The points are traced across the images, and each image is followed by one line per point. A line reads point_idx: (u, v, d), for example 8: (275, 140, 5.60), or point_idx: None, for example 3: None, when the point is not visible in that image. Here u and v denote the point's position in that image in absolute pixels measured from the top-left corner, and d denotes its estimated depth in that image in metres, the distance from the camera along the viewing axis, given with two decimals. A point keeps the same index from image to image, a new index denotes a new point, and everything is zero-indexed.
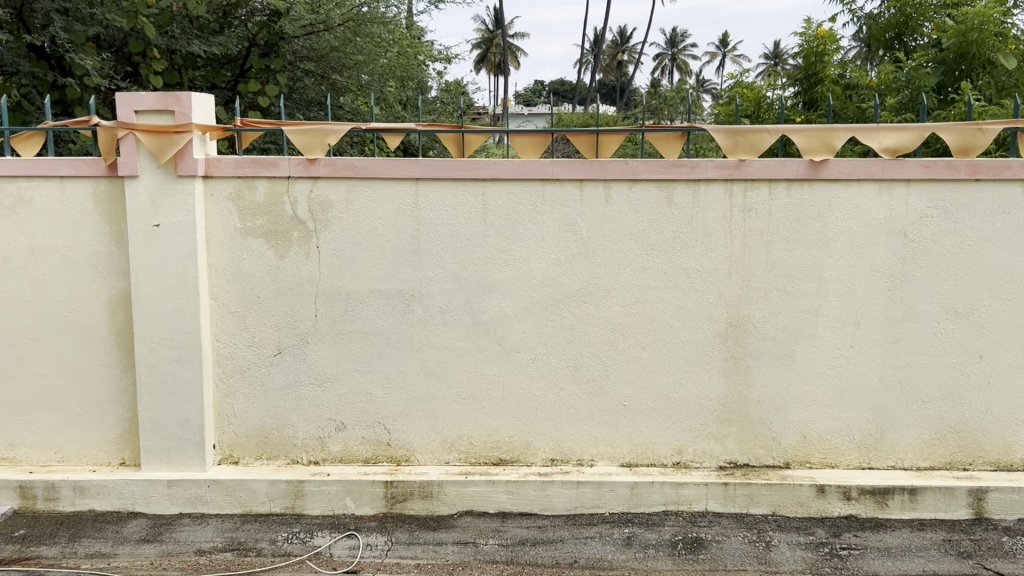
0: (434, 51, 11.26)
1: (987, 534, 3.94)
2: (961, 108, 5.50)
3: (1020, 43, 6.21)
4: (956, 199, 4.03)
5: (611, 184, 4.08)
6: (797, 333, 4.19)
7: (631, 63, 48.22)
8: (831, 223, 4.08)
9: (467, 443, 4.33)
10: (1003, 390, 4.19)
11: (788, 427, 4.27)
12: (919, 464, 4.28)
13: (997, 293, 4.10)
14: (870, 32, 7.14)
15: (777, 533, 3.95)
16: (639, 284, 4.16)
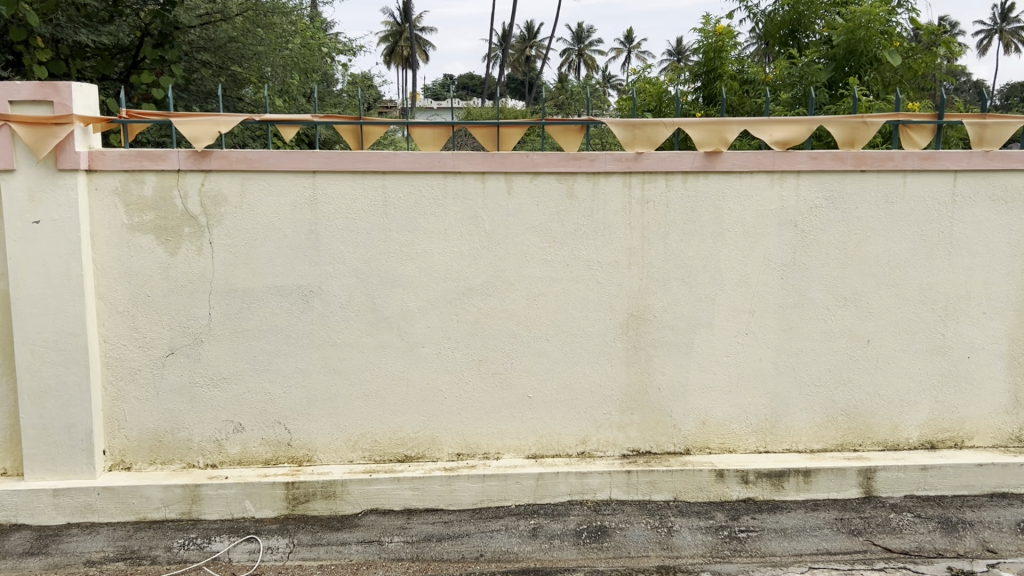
0: (338, 44, 11.10)
1: (876, 512, 4.11)
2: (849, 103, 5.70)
3: (904, 40, 6.46)
4: (843, 189, 4.18)
5: (512, 177, 4.08)
6: (695, 322, 4.27)
7: (538, 58, 48.47)
8: (726, 214, 4.17)
9: (371, 440, 4.27)
10: (888, 372, 4.38)
11: (688, 414, 4.35)
12: (812, 446, 4.43)
13: (882, 280, 4.28)
14: (766, 28, 7.31)
15: (679, 518, 4.03)
16: (541, 277, 4.17)
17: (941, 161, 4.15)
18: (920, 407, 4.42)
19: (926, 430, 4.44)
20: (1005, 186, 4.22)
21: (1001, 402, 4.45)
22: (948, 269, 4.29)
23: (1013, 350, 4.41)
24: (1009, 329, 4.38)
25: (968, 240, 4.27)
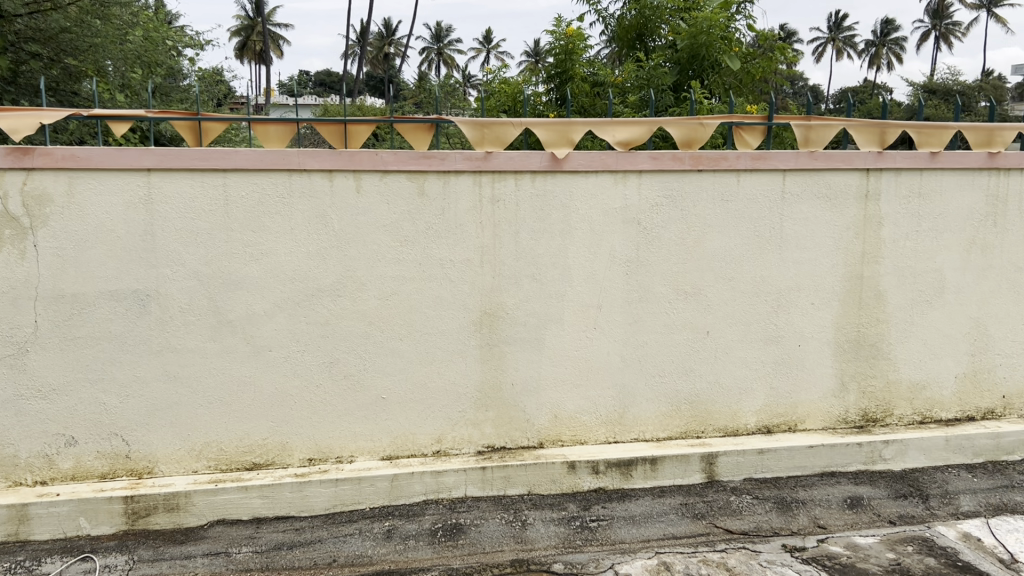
0: (185, 37, 10.64)
1: (718, 495, 4.31)
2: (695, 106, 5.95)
3: (742, 45, 6.78)
4: (683, 188, 4.35)
5: (360, 175, 4.02)
6: (546, 318, 4.35)
7: (396, 55, 48.07)
8: (573, 213, 4.27)
9: (216, 449, 4.12)
10: (727, 362, 4.60)
11: (540, 409, 4.43)
12: (659, 435, 4.59)
13: (720, 275, 4.49)
14: (614, 32, 7.49)
15: (532, 511, 4.09)
16: (391, 276, 4.14)
17: (771, 161, 4.40)
18: (756, 394, 4.67)
19: (762, 415, 4.71)
20: (828, 184, 4.52)
21: (829, 387, 4.77)
22: (779, 263, 4.54)
23: (839, 339, 4.73)
24: (835, 318, 4.69)
25: (797, 236, 4.54)
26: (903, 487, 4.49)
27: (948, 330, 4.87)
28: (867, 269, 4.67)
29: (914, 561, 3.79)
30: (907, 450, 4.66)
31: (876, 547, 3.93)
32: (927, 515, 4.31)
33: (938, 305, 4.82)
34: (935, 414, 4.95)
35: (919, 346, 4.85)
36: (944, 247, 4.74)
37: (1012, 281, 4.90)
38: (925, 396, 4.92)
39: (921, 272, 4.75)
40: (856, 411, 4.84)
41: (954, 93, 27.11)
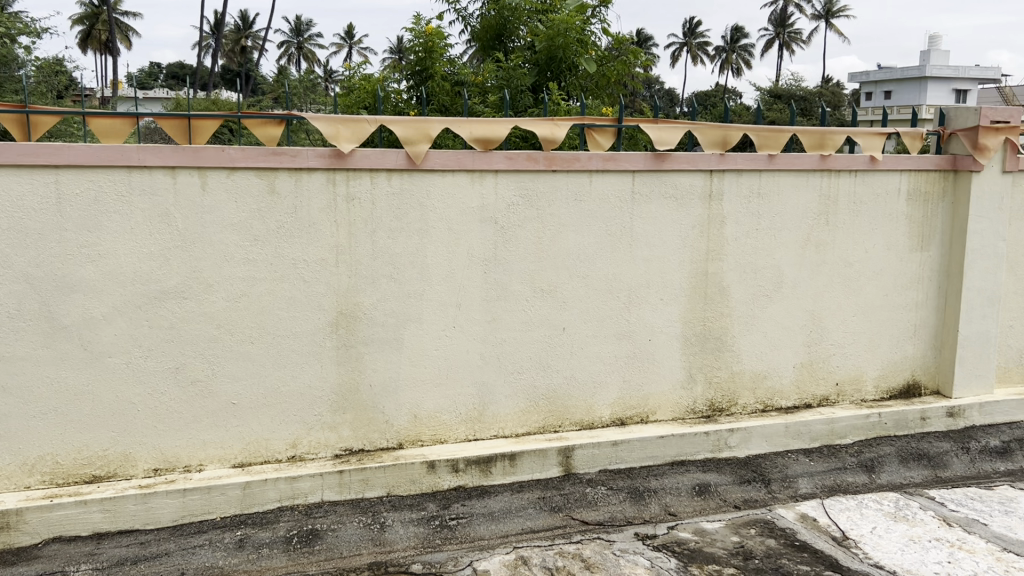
0: (20, 23, 9.95)
1: (574, 488, 4.38)
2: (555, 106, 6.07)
3: (597, 49, 6.96)
4: (537, 188, 4.42)
5: (206, 171, 3.87)
6: (403, 318, 4.32)
7: (253, 49, 46.61)
8: (430, 211, 4.26)
9: (51, 462, 3.88)
10: (583, 357, 4.70)
11: (399, 409, 4.39)
12: (517, 431, 4.65)
13: (574, 272, 4.59)
14: (473, 32, 7.50)
15: (391, 513, 4.04)
16: (241, 277, 4.01)
17: (621, 162, 4.54)
18: (610, 388, 4.81)
19: (616, 408, 4.84)
20: (675, 184, 4.71)
21: (678, 379, 4.95)
22: (631, 260, 4.69)
23: (687, 332, 4.93)
24: (683, 314, 4.88)
25: (647, 234, 4.70)
26: (747, 473, 4.72)
27: (786, 323, 5.15)
28: (712, 266, 4.88)
29: (756, 543, 4.01)
30: (751, 437, 4.91)
31: (722, 531, 4.14)
32: (769, 498, 4.60)
33: (777, 299, 5.09)
34: (775, 403, 5.23)
35: (761, 338, 5.11)
36: (781, 244, 5.02)
37: (843, 276, 5.24)
38: (766, 385, 5.19)
39: (761, 268, 5.01)
40: (703, 401, 5.05)
41: (796, 98, 28.71)
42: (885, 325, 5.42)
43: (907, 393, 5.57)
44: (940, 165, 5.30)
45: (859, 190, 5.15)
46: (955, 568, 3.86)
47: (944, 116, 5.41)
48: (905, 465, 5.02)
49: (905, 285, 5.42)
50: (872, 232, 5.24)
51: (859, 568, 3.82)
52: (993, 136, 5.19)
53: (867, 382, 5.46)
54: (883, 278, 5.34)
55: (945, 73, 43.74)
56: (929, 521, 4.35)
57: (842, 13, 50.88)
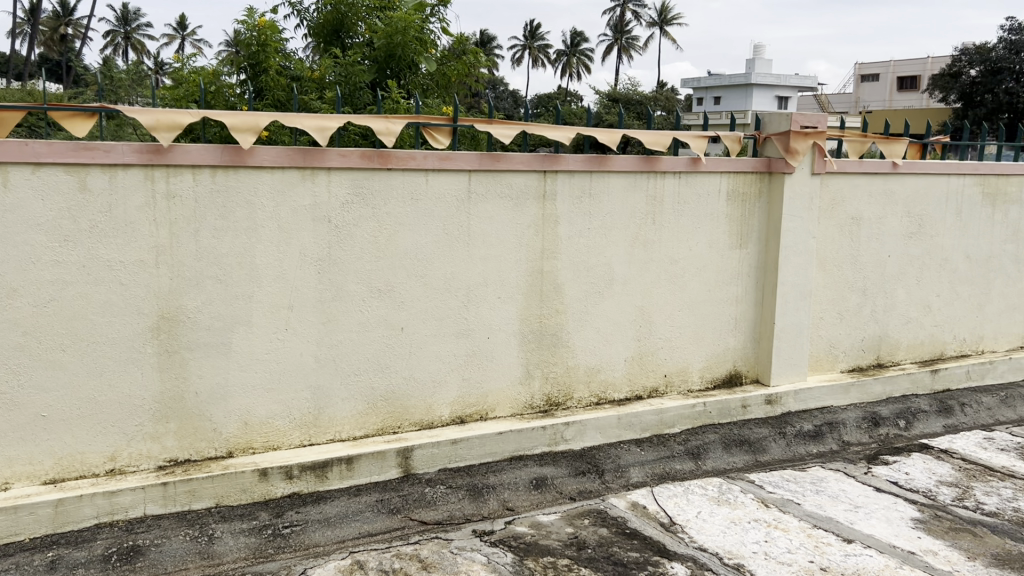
0: None
1: (413, 488, 4.35)
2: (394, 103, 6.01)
3: (437, 48, 6.96)
4: (372, 186, 4.36)
5: (8, 167, 3.59)
6: (232, 321, 4.16)
7: (74, 37, 43.73)
8: (259, 209, 4.12)
9: None
10: (421, 356, 4.68)
11: (229, 416, 4.23)
12: (354, 434, 4.57)
13: (411, 271, 4.56)
14: (310, 26, 7.33)
15: (221, 524, 3.89)
16: (50, 280, 3.74)
17: (456, 161, 4.55)
18: (449, 387, 4.81)
19: (455, 406, 4.85)
20: (509, 184, 4.77)
21: (515, 375, 5.02)
22: (467, 259, 4.71)
23: (524, 329, 5.00)
24: (519, 312, 4.95)
25: (483, 233, 4.74)
26: (583, 465, 4.84)
27: (618, 318, 5.32)
28: (546, 264, 4.98)
29: (589, 533, 4.13)
30: (586, 430, 5.04)
31: (557, 523, 4.23)
32: (603, 488, 4.75)
33: (609, 295, 5.26)
34: (609, 395, 5.39)
35: (594, 333, 5.26)
36: (612, 242, 5.18)
37: (670, 273, 5.47)
38: (600, 379, 5.35)
39: (593, 266, 5.15)
40: (540, 396, 5.14)
41: (633, 102, 29.79)
42: (709, 319, 5.71)
43: (730, 383, 5.89)
44: (756, 167, 5.63)
45: (684, 191, 5.39)
46: (770, 545, 4.10)
47: (759, 120, 5.76)
48: (728, 450, 5.31)
49: (726, 281, 5.72)
50: (696, 230, 5.50)
51: (685, 551, 4.00)
52: (802, 140, 5.58)
53: (693, 373, 5.73)
54: (706, 274, 5.62)
55: (768, 81, 46.55)
56: (748, 503, 4.62)
57: (675, 21, 53.20)
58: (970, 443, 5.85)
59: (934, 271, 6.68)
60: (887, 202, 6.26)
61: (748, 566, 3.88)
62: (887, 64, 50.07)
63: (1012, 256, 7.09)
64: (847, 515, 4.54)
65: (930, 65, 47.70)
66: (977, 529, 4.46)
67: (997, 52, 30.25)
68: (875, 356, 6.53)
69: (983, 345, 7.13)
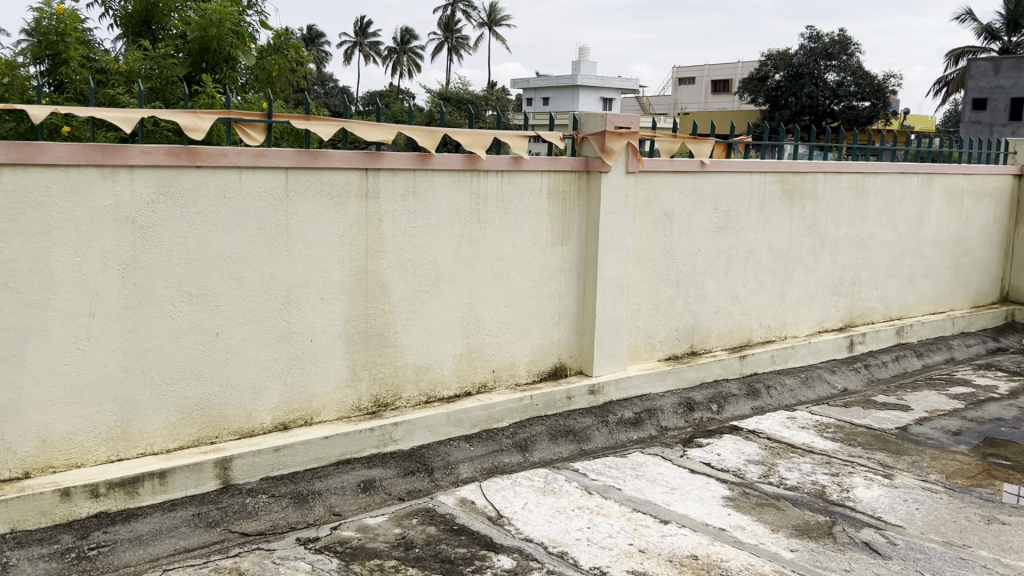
0: None
1: (233, 499, 4.19)
2: (209, 98, 5.74)
3: (256, 42, 6.72)
4: (180, 184, 4.16)
5: None
6: (24, 332, 3.85)
7: None
8: (52, 210, 3.83)
9: None
10: (239, 362, 4.51)
11: (24, 435, 3.91)
12: (168, 446, 4.35)
13: (226, 273, 4.38)
14: (118, 15, 6.90)
15: (17, 551, 3.60)
16: None
17: (271, 158, 4.42)
18: (271, 392, 4.66)
19: (277, 413, 4.70)
20: (329, 182, 4.68)
21: (340, 377, 4.92)
22: (285, 260, 4.58)
23: (348, 330, 4.92)
24: (343, 312, 4.87)
25: (302, 233, 4.62)
26: (411, 464, 4.82)
27: (445, 316, 5.33)
28: (370, 264, 4.92)
29: (417, 532, 4.12)
30: (414, 429, 5.01)
31: (384, 525, 4.20)
32: (432, 487, 4.74)
33: (435, 294, 5.25)
34: (438, 393, 5.39)
35: (421, 332, 5.24)
36: (436, 240, 5.18)
37: (495, 270, 5.53)
38: (428, 377, 5.33)
39: (419, 264, 5.14)
40: (367, 397, 5.07)
41: (464, 101, 29.96)
42: (534, 315, 5.82)
43: (555, 375, 6.03)
44: (575, 166, 5.80)
45: (506, 189, 5.47)
46: (593, 532, 4.24)
47: (577, 121, 5.94)
48: (554, 441, 5.44)
49: (550, 276, 5.85)
50: (519, 227, 5.59)
51: (511, 543, 4.06)
52: (618, 140, 5.80)
53: (520, 368, 5.82)
54: (530, 270, 5.72)
55: (593, 82, 48.05)
56: (572, 491, 4.75)
57: (503, 22, 53.99)
58: (774, 423, 6.28)
59: (741, 263, 7.11)
60: (697, 199, 6.61)
61: (572, 553, 3.99)
62: (702, 69, 52.95)
63: (809, 248, 7.66)
64: (664, 497, 4.76)
65: (741, 69, 50.85)
66: (780, 503, 4.79)
67: (798, 58, 32.62)
68: (690, 345, 6.88)
69: (786, 331, 7.65)
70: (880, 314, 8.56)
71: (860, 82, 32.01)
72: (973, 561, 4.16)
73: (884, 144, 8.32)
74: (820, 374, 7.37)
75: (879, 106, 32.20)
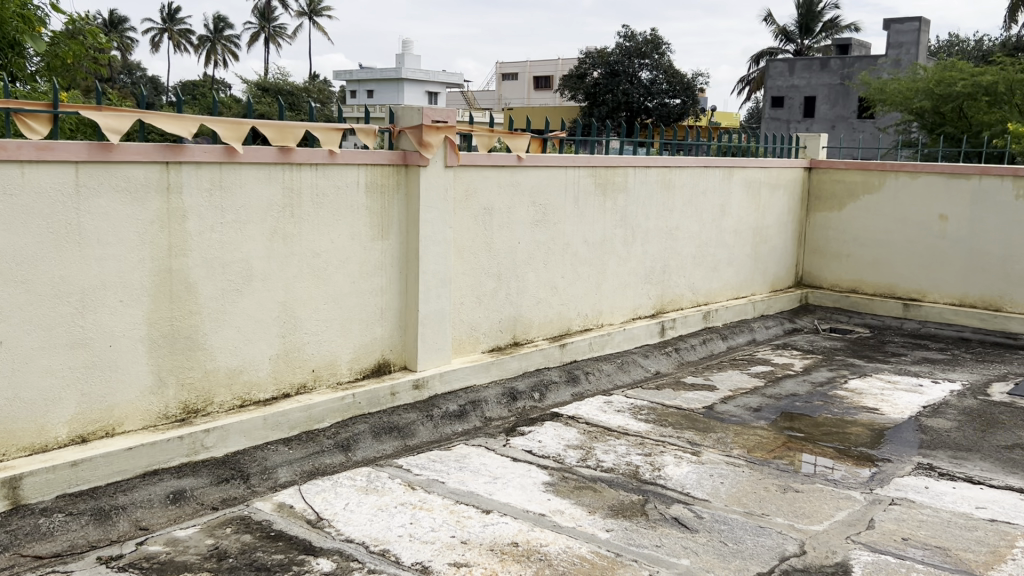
0: None
1: (24, 521, 3.87)
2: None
3: (45, 27, 6.22)
4: None
5: None
6: None
7: None
8: None
9: None
10: (28, 373, 4.17)
11: None
12: None
13: (8, 276, 4.03)
14: None
15: None
16: None
17: (57, 152, 4.11)
18: (65, 404, 4.33)
19: (73, 425, 4.38)
20: (126, 177, 4.40)
21: (145, 384, 4.65)
22: (78, 260, 4.27)
23: (152, 334, 4.65)
24: (145, 315, 4.60)
25: (96, 231, 4.32)
26: (225, 472, 4.63)
27: (258, 315, 5.15)
28: (174, 263, 4.67)
29: (231, 541, 3.96)
30: (227, 435, 4.81)
31: (195, 536, 4.01)
32: (248, 493, 4.58)
33: (247, 293, 5.06)
34: (253, 396, 5.19)
35: (233, 333, 5.04)
36: (247, 237, 5.00)
37: (311, 266, 5.39)
38: (242, 380, 5.13)
39: (229, 262, 4.93)
40: (175, 404, 4.82)
41: (283, 92, 29.10)
42: (353, 311, 5.73)
43: (377, 372, 5.95)
44: (392, 160, 5.76)
45: (321, 183, 5.35)
46: (415, 527, 4.22)
47: (393, 115, 5.88)
48: (377, 439, 5.37)
49: (369, 272, 5.78)
50: (335, 222, 5.48)
51: (331, 545, 3.98)
52: (434, 134, 5.80)
53: (341, 366, 5.71)
54: (349, 265, 5.63)
55: (418, 75, 47.84)
56: (395, 488, 4.72)
57: (324, 12, 52.80)
58: (593, 408, 6.49)
59: (559, 255, 7.29)
60: (514, 193, 6.71)
61: (393, 551, 3.96)
62: (524, 65, 54.02)
63: (622, 239, 7.96)
64: (487, 487, 4.82)
65: (561, 66, 52.26)
66: (598, 485, 4.96)
67: (614, 56, 33.85)
68: (512, 336, 6.98)
69: (602, 319, 7.93)
70: (689, 300, 9.03)
71: (673, 82, 33.57)
72: (770, 529, 4.47)
73: (697, 140, 8.85)
74: (635, 360, 7.69)
75: (689, 104, 33.90)
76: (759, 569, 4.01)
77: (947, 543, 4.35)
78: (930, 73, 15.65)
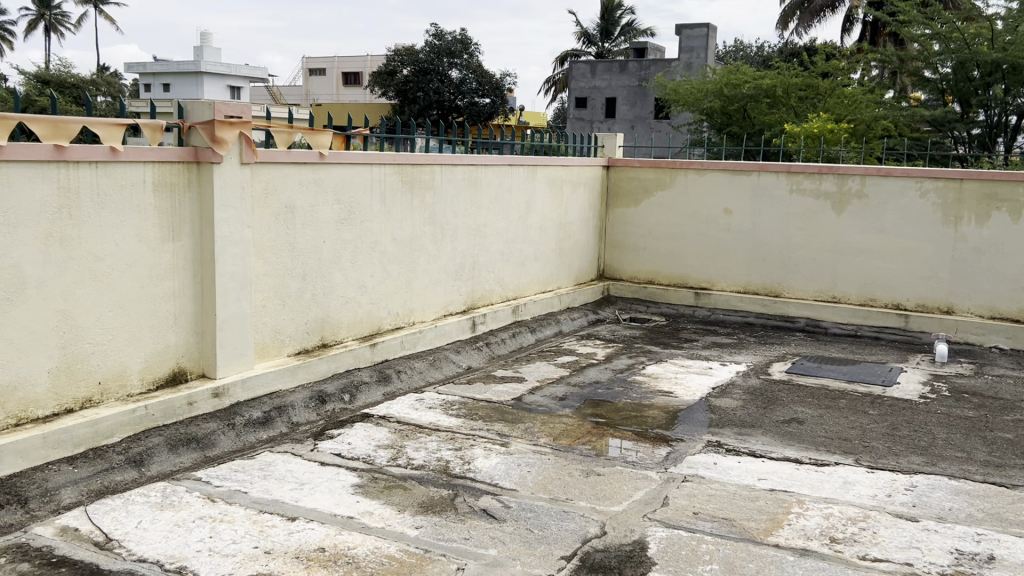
0: None
1: None
2: None
3: None
4: None
5: None
6: None
7: None
8: None
9: None
10: None
11: None
12: None
13: None
14: None
15: None
16: None
17: None
18: None
19: None
20: None
21: None
22: None
23: None
24: None
25: None
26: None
27: (34, 326, 4.75)
28: None
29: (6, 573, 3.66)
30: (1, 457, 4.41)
31: None
32: (27, 519, 4.23)
33: (20, 302, 4.66)
34: (30, 414, 4.78)
35: (5, 346, 4.62)
36: (18, 241, 4.61)
37: (94, 271, 5.05)
38: (17, 397, 4.71)
39: None
40: None
41: (67, 85, 27.01)
42: (143, 318, 5.41)
43: (173, 381, 5.65)
44: (182, 157, 5.49)
45: (101, 182, 5.02)
46: (215, 540, 4.05)
47: (181, 110, 5.60)
48: (174, 451, 5.11)
49: (160, 276, 5.48)
50: (120, 223, 5.16)
51: (121, 567, 3.76)
52: (228, 130, 5.58)
53: (131, 377, 5.38)
54: (137, 269, 5.31)
55: (219, 70, 45.83)
56: (193, 502, 4.51)
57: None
58: (404, 407, 6.48)
59: (366, 253, 7.21)
60: (317, 191, 6.58)
61: (190, 567, 3.79)
62: (332, 60, 52.99)
63: (430, 236, 7.99)
64: (292, 494, 4.70)
65: (371, 63, 51.68)
66: (407, 483, 4.96)
67: (423, 53, 33.83)
68: (320, 338, 6.84)
69: (413, 317, 7.92)
70: (498, 295, 9.19)
71: (481, 81, 34.17)
72: (573, 513, 4.63)
73: (502, 139, 9.01)
74: (446, 356, 7.73)
75: (499, 103, 34.54)
76: (562, 553, 4.15)
77: (732, 514, 4.68)
78: (718, 75, 16.71)
